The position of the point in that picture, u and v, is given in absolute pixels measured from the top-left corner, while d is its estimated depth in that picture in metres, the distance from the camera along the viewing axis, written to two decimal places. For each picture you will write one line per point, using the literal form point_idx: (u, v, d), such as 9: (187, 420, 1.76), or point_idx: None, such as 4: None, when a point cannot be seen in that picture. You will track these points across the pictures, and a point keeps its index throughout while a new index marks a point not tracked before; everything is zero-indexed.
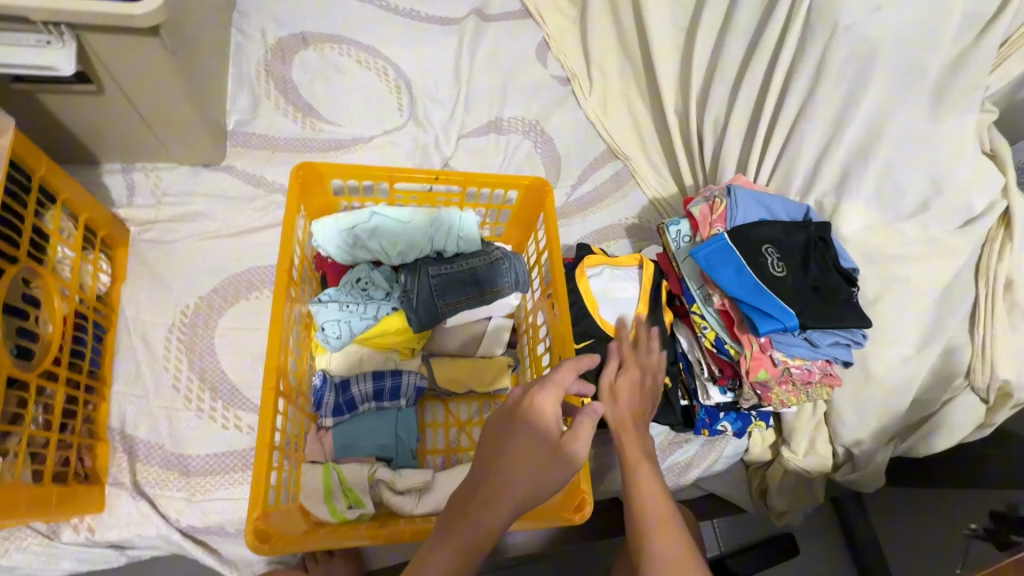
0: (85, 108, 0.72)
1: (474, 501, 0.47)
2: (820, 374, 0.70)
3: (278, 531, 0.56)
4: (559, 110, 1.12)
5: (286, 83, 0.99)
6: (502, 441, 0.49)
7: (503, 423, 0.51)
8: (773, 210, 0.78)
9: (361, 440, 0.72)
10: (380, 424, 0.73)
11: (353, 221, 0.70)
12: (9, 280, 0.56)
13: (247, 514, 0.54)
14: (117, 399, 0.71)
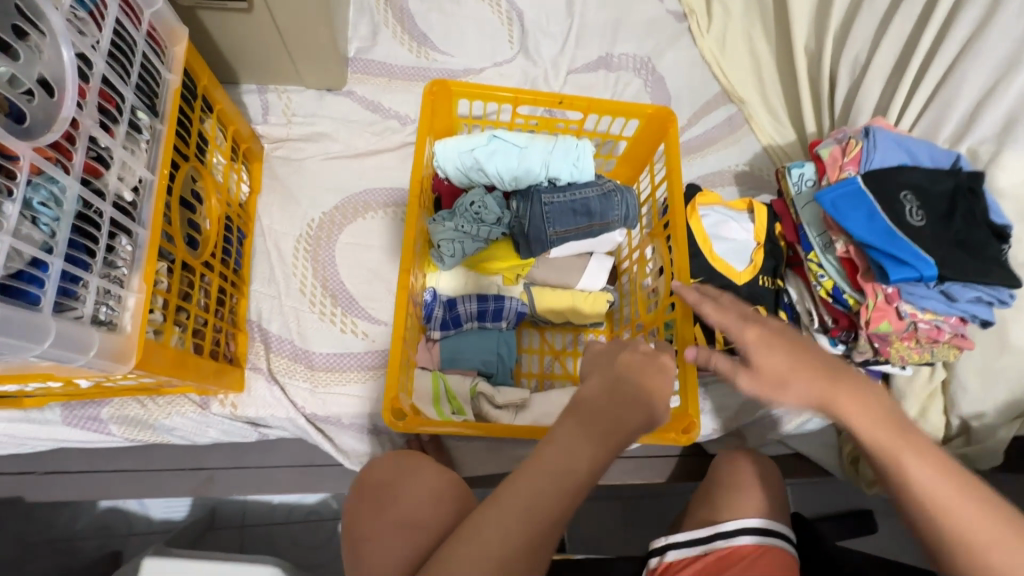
0: (235, 26, 0.77)
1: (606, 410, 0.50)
2: (950, 333, 0.65)
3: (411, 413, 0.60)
4: (673, 49, 1.06)
5: (402, 11, 1.00)
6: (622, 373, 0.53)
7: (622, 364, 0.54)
8: (915, 155, 0.72)
9: (465, 354, 0.76)
10: (484, 341, 0.77)
11: (473, 143, 0.72)
12: (183, 175, 0.63)
13: (385, 392, 0.59)
14: (254, 296, 0.80)
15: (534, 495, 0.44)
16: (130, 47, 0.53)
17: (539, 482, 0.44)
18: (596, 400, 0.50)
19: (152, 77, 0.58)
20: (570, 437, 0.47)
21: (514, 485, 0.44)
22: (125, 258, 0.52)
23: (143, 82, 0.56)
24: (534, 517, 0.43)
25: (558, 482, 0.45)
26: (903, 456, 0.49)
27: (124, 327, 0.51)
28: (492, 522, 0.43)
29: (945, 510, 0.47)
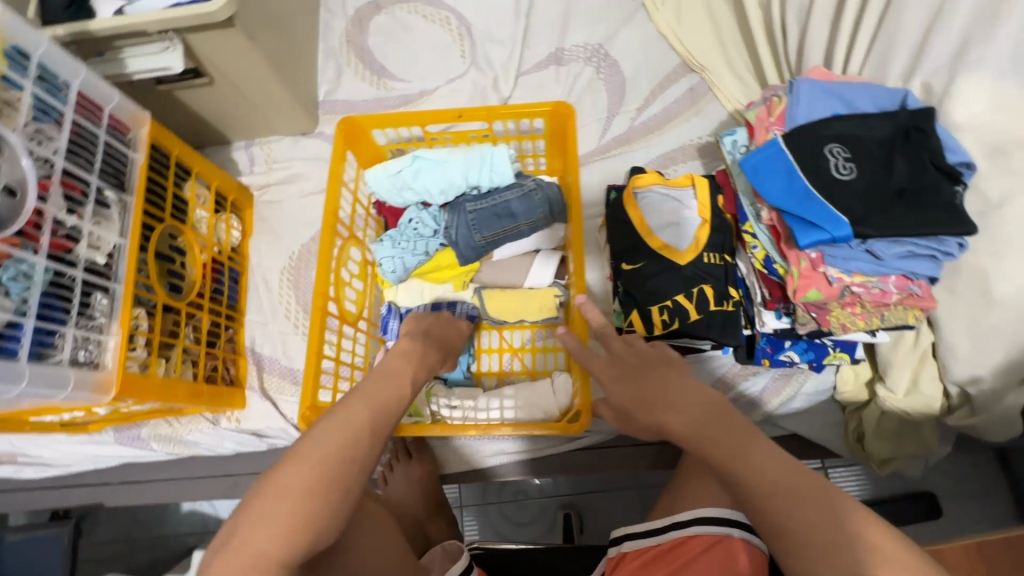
0: (207, 98, 0.90)
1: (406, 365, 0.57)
2: (897, 295, 0.60)
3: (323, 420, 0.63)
4: (627, 28, 1.04)
5: (363, 49, 1.09)
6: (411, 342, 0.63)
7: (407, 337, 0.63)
8: (852, 101, 0.66)
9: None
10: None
11: (397, 166, 0.76)
12: (159, 234, 0.75)
13: (299, 404, 0.63)
14: (248, 325, 0.92)
15: (358, 422, 0.47)
16: (92, 141, 0.66)
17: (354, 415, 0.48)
18: (395, 357, 0.58)
19: (120, 159, 0.71)
20: (379, 380, 0.53)
21: (342, 417, 0.47)
22: (103, 310, 0.64)
23: (109, 165, 0.68)
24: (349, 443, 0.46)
25: (371, 411, 0.49)
26: (733, 454, 0.44)
27: (105, 364, 0.64)
28: (339, 432, 0.46)
29: (774, 501, 0.41)
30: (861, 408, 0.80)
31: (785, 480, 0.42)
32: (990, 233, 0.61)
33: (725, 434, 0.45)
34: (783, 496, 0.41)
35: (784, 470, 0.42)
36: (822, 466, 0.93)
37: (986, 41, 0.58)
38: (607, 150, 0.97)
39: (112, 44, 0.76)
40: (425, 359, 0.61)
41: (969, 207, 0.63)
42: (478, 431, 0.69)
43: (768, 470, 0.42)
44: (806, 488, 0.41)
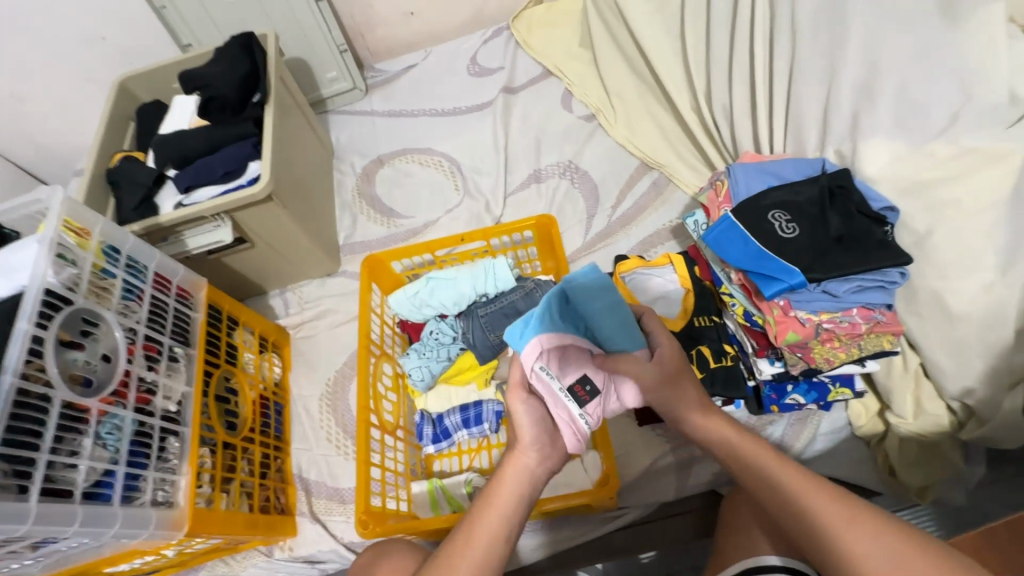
0: (249, 259, 1.07)
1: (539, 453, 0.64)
2: (865, 325, 0.68)
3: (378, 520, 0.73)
4: (590, 144, 1.24)
5: (372, 197, 1.29)
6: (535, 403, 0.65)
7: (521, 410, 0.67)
8: (781, 174, 0.79)
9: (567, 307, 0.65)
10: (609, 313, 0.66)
11: (415, 289, 0.89)
12: (217, 378, 0.86)
13: (356, 507, 0.72)
14: (294, 453, 0.99)
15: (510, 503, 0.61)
16: (165, 309, 0.80)
17: (512, 502, 0.61)
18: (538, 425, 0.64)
19: (185, 319, 0.84)
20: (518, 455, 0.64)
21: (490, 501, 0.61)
22: (175, 451, 0.73)
23: (177, 326, 0.81)
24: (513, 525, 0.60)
25: (516, 503, 0.62)
26: (773, 463, 0.61)
27: (178, 502, 0.71)
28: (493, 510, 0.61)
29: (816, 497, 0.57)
30: (883, 439, 0.83)
31: (813, 482, 0.58)
32: (929, 259, 0.70)
33: (747, 446, 0.64)
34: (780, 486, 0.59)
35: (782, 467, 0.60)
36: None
37: (871, 113, 0.73)
38: (593, 245, 1.11)
39: (175, 230, 0.94)
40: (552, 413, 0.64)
41: (905, 241, 0.73)
42: None
43: (769, 469, 0.61)
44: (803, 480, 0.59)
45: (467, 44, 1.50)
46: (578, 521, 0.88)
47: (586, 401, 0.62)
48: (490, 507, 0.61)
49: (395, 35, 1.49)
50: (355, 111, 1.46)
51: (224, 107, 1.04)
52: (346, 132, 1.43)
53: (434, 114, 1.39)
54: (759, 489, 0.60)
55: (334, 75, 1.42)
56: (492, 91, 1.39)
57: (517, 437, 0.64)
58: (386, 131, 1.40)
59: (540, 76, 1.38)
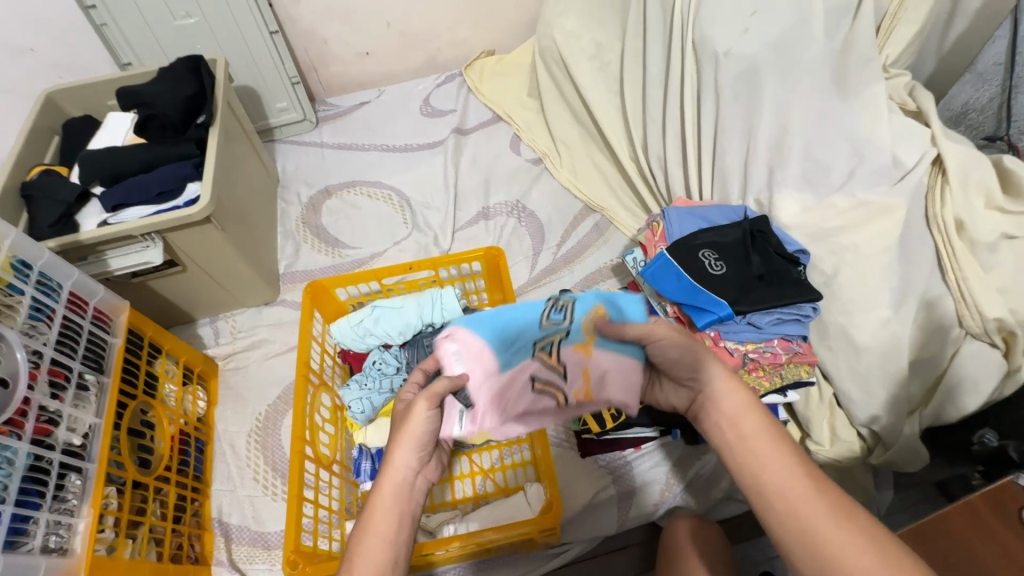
0: (177, 283, 1.01)
1: (415, 464, 0.58)
2: (786, 355, 0.74)
3: (308, 559, 0.65)
4: (537, 186, 1.30)
5: (317, 227, 1.27)
6: (410, 413, 0.58)
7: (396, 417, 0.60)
8: (709, 217, 0.86)
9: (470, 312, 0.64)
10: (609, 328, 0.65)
11: (359, 317, 0.88)
12: (132, 411, 0.79)
13: (284, 547, 0.64)
14: (216, 495, 0.91)
15: (389, 524, 0.54)
16: (78, 332, 0.74)
17: (391, 517, 0.54)
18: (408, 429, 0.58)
19: (100, 344, 0.77)
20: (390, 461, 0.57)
21: (368, 526, 0.54)
22: (75, 491, 0.65)
23: (90, 351, 0.75)
24: (393, 544, 0.53)
25: (396, 522, 0.55)
26: (764, 459, 0.49)
27: (74, 549, 0.63)
28: (375, 534, 0.53)
29: (799, 498, 0.47)
30: None
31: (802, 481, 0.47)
32: (837, 297, 0.78)
33: (747, 425, 0.52)
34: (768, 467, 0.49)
35: (780, 451, 0.49)
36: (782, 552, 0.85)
37: (784, 168, 0.83)
38: (538, 281, 1.15)
39: (97, 248, 0.88)
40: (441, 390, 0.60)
41: (816, 281, 0.81)
42: (460, 540, 0.73)
43: (757, 446, 0.50)
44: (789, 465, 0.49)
45: (420, 87, 1.56)
46: (520, 560, 0.87)
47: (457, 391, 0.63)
48: (369, 524, 0.54)
49: (349, 73, 1.53)
50: (303, 142, 1.47)
51: (164, 126, 1.00)
52: (293, 163, 1.42)
53: (385, 149, 1.42)
54: (749, 481, 0.49)
55: (284, 106, 1.43)
56: (443, 131, 1.44)
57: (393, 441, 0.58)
58: (336, 163, 1.41)
59: (490, 120, 1.45)
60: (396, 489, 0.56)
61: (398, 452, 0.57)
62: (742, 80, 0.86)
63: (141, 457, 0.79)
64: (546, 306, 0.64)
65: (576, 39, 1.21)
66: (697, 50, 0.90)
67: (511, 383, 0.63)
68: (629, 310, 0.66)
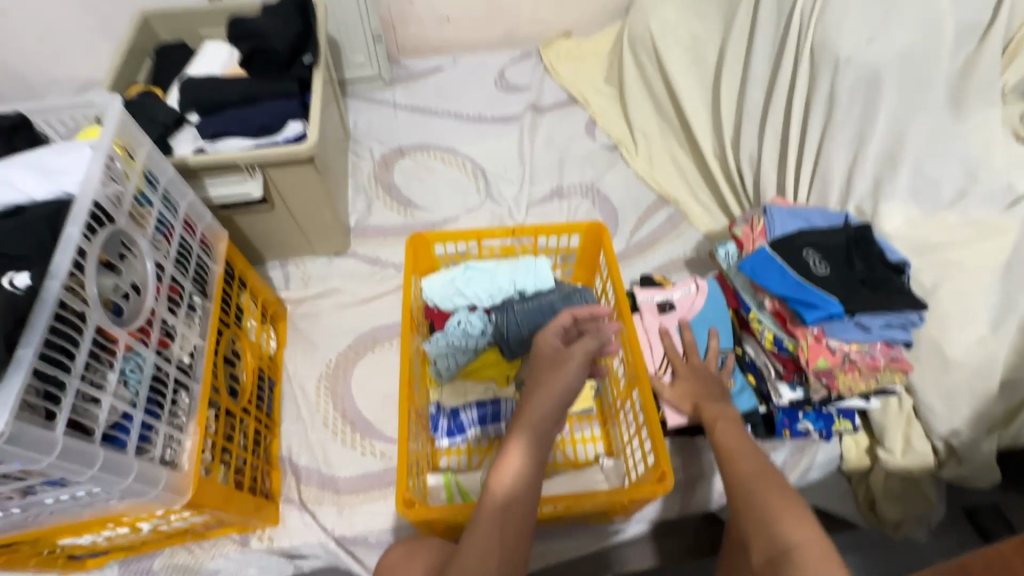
0: (261, 221, 1.00)
1: (558, 410, 0.64)
2: (884, 359, 0.75)
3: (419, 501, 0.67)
4: (611, 172, 1.30)
5: (389, 185, 1.27)
6: (565, 364, 0.65)
7: (548, 365, 0.67)
8: (810, 219, 0.87)
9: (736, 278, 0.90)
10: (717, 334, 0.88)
11: (451, 275, 0.89)
12: (226, 339, 0.79)
13: (396, 486, 0.66)
14: (285, 435, 0.91)
15: (524, 467, 0.60)
16: (189, 252, 0.73)
17: (532, 449, 0.61)
18: (556, 383, 0.64)
19: (204, 269, 0.77)
20: (531, 406, 0.63)
21: (503, 467, 0.60)
22: (184, 408, 0.66)
23: (197, 276, 0.75)
24: (531, 473, 0.60)
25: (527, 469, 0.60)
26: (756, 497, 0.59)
27: (182, 465, 0.62)
28: (509, 478, 0.59)
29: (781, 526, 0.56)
30: (865, 475, 0.89)
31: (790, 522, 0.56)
32: (932, 310, 0.80)
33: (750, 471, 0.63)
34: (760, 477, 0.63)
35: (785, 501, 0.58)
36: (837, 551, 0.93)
37: (893, 180, 0.84)
38: None
39: (197, 174, 0.88)
40: (584, 348, 0.67)
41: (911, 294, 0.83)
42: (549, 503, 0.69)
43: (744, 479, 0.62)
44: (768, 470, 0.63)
45: (495, 59, 1.55)
46: (579, 532, 0.88)
47: (665, 294, 0.93)
48: (516, 449, 0.61)
49: (426, 37, 1.52)
50: (376, 100, 1.46)
51: (267, 61, 0.99)
52: (364, 119, 1.42)
53: (459, 117, 1.41)
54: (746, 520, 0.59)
55: (361, 61, 1.42)
56: (518, 107, 1.43)
57: (532, 395, 0.64)
58: (408, 124, 1.40)
59: (565, 101, 1.45)
60: (532, 436, 0.61)
61: (541, 398, 0.63)
62: (861, 87, 0.86)
63: (231, 386, 0.79)
64: (787, 257, 0.80)
65: (672, 30, 1.21)
66: (815, 53, 0.91)
67: (673, 307, 0.92)
68: (806, 300, 0.75)
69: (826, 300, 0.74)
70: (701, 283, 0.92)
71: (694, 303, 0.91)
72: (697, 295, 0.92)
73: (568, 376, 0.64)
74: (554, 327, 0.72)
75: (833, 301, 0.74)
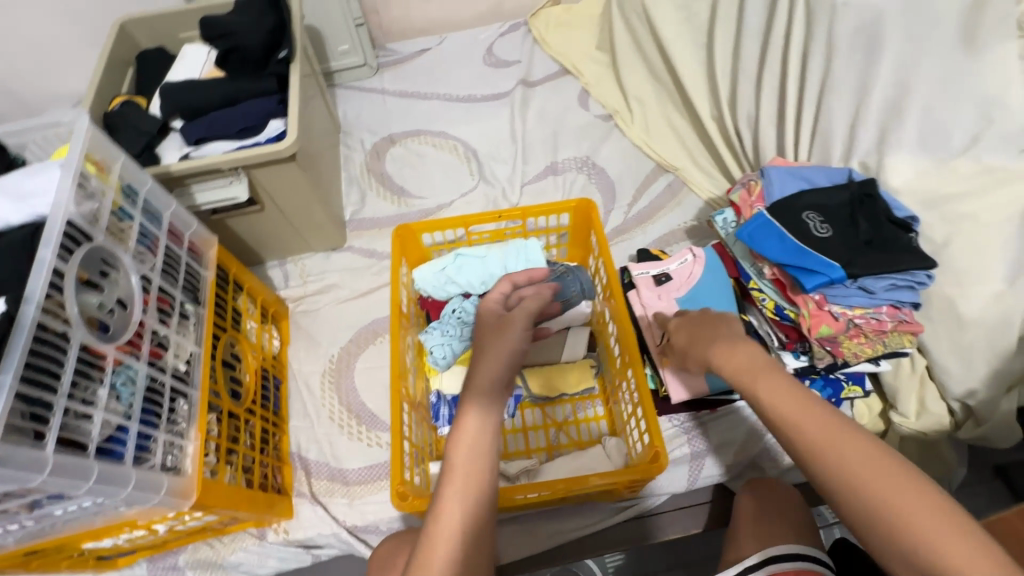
0: (254, 222, 1.01)
1: (506, 375, 0.64)
2: (891, 322, 0.72)
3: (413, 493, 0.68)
4: (607, 143, 1.26)
5: (382, 175, 1.26)
6: (505, 329, 0.66)
7: (490, 331, 0.67)
8: (812, 178, 0.83)
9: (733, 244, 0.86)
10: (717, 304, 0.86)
11: (442, 264, 0.88)
12: (224, 342, 0.81)
13: (390, 481, 0.67)
14: (293, 431, 0.93)
15: (479, 436, 0.60)
16: (177, 261, 0.74)
17: (485, 416, 0.61)
18: (499, 347, 0.64)
19: (195, 276, 0.78)
20: (479, 374, 0.63)
21: (460, 439, 0.59)
22: (183, 415, 0.67)
23: (187, 283, 0.75)
24: (487, 440, 0.60)
25: (482, 439, 0.59)
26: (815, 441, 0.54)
27: (185, 470, 0.64)
28: (465, 451, 0.59)
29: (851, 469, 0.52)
30: (881, 439, 0.86)
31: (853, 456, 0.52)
32: (945, 267, 0.76)
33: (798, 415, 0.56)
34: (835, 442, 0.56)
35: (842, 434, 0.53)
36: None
37: (899, 130, 0.79)
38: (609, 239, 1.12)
39: (183, 182, 0.88)
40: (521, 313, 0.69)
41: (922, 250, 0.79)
42: (541, 487, 0.70)
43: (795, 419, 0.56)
44: (833, 429, 0.54)
45: (483, 35, 1.50)
46: (588, 510, 0.89)
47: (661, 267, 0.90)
48: (469, 414, 0.61)
49: (411, 17, 1.47)
50: (365, 88, 1.43)
51: (244, 60, 0.97)
52: (354, 108, 1.40)
53: (448, 98, 1.38)
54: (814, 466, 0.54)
55: (346, 49, 1.39)
56: (509, 83, 1.39)
57: (479, 362, 0.64)
58: (398, 110, 1.38)
59: (557, 72, 1.40)
60: (484, 403, 0.61)
61: (488, 364, 0.63)
62: (861, 34, 0.79)
63: (231, 387, 0.81)
64: (785, 221, 0.77)
65: None
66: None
67: (670, 279, 0.89)
68: (806, 265, 0.72)
69: (827, 265, 0.71)
70: (699, 253, 0.90)
71: (692, 274, 0.88)
72: (694, 266, 0.89)
73: (510, 341, 0.65)
74: (494, 295, 0.73)
75: (833, 266, 0.71)
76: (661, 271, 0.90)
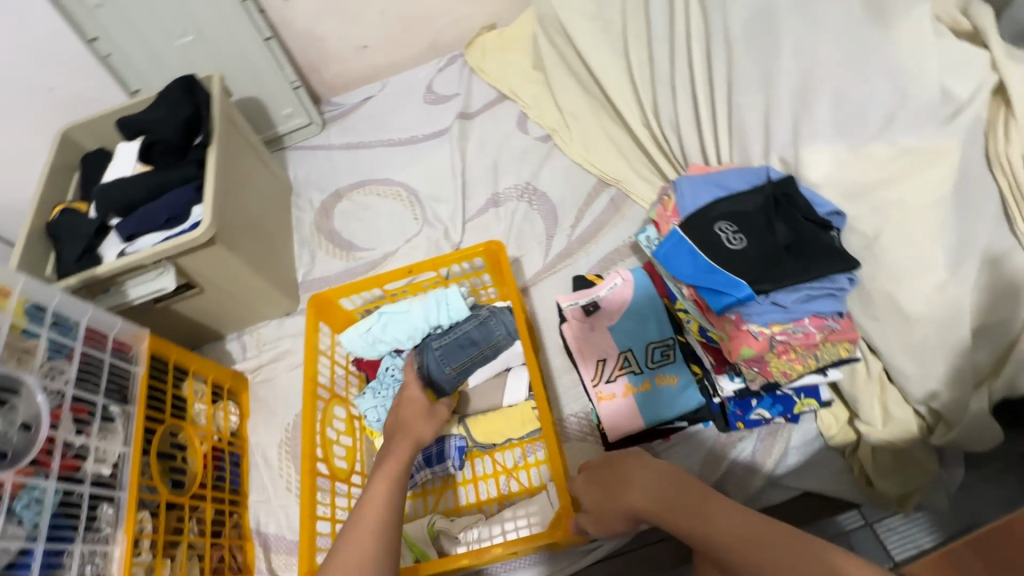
0: (198, 304, 1.03)
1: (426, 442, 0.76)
2: (819, 334, 0.67)
3: None
4: (547, 164, 1.23)
5: (331, 232, 1.27)
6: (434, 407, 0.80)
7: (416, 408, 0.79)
8: (726, 184, 0.77)
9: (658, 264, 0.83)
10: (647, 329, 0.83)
11: (366, 324, 0.86)
12: (160, 435, 0.82)
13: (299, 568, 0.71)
14: (252, 507, 0.95)
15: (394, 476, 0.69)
16: (99, 367, 0.75)
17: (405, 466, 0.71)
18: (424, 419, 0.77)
19: (123, 374, 0.79)
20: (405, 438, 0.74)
21: (379, 478, 0.69)
22: (108, 519, 0.70)
23: (113, 383, 0.77)
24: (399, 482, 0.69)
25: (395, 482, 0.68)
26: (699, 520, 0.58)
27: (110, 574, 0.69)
28: (381, 487, 0.68)
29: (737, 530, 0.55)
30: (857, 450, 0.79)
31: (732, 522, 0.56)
32: (881, 262, 0.69)
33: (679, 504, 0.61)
34: (713, 518, 0.58)
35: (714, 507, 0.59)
36: (866, 523, 0.80)
37: (811, 119, 0.72)
38: (553, 266, 1.09)
39: (116, 280, 0.91)
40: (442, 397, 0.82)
41: (856, 244, 0.72)
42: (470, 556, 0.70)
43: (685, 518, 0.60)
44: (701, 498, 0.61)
45: (422, 73, 1.50)
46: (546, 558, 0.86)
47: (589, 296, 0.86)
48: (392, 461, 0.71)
49: (349, 69, 1.49)
50: (313, 146, 1.46)
51: (167, 150, 1.01)
52: (303, 168, 1.42)
53: (391, 143, 1.39)
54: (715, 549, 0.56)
55: (289, 111, 1.41)
56: (449, 118, 1.38)
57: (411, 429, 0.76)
58: (345, 163, 1.39)
59: (495, 99, 1.38)
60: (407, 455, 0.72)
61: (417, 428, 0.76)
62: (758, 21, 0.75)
63: (174, 478, 0.82)
64: (694, 236, 0.71)
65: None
66: None
67: (600, 308, 0.86)
68: (717, 285, 0.67)
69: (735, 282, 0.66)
70: (628, 277, 0.86)
71: (621, 301, 0.85)
72: (624, 292, 0.86)
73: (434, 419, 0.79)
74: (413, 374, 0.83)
75: (742, 284, 0.66)
76: (591, 300, 0.86)
